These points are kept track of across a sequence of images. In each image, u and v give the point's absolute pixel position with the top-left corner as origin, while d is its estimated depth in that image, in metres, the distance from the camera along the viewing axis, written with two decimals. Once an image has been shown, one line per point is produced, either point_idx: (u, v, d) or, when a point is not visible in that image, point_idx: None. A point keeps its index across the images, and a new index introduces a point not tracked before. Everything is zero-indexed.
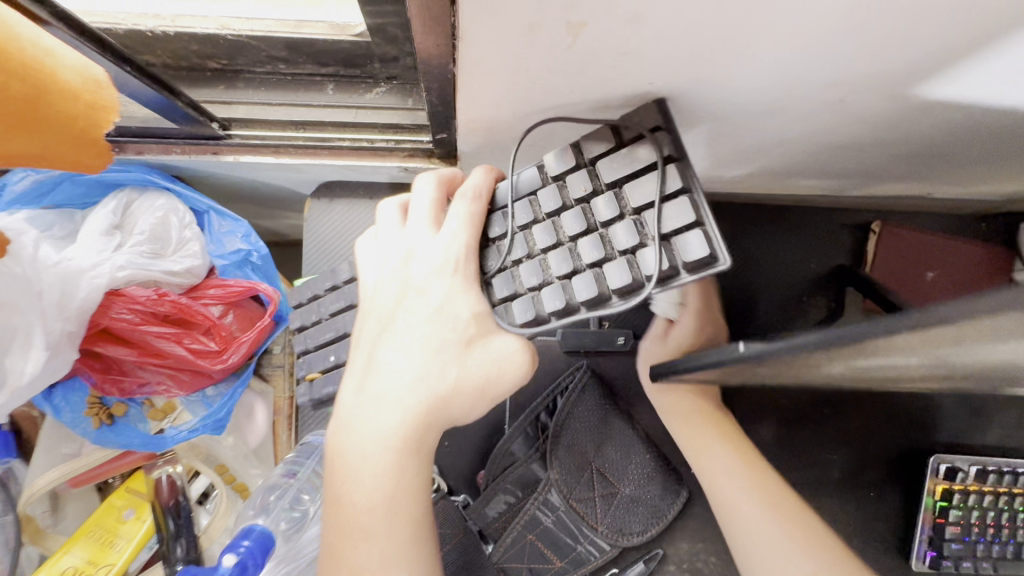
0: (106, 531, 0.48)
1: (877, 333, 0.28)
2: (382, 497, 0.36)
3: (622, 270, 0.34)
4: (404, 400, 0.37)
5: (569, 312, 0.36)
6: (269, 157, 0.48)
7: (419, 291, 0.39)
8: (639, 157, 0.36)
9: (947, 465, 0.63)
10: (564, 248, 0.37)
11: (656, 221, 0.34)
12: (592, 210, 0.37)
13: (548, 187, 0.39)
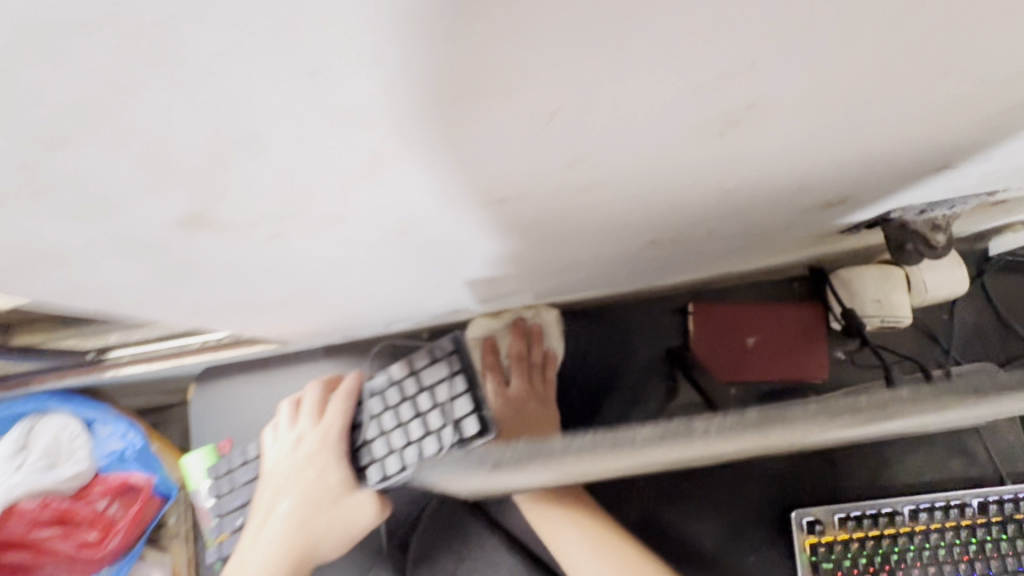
0: None
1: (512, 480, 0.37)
2: None
3: (434, 445, 0.55)
4: (279, 544, 0.57)
5: (399, 471, 0.56)
6: (142, 366, 0.59)
7: (307, 464, 0.60)
8: (443, 367, 0.57)
9: (809, 518, 0.67)
10: (402, 429, 0.57)
11: (454, 410, 0.55)
12: (419, 401, 0.57)
13: (393, 387, 0.59)
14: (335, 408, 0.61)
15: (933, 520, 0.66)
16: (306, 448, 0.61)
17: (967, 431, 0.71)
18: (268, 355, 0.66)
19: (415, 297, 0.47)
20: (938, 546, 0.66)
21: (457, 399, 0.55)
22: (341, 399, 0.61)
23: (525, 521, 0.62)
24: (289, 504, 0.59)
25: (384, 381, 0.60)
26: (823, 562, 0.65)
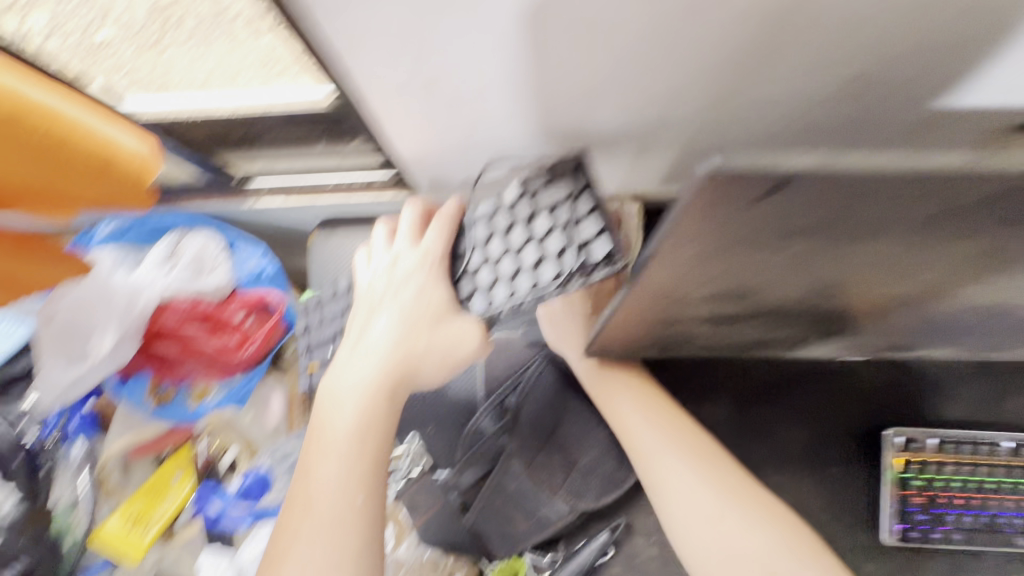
0: (158, 489, 0.59)
1: (684, 291, 0.37)
2: (354, 425, 0.50)
3: (552, 270, 0.46)
4: (382, 358, 0.52)
5: (506, 303, 0.49)
6: (279, 197, 0.63)
7: (408, 289, 0.53)
8: (563, 184, 0.48)
9: (905, 436, 0.65)
10: (511, 256, 0.49)
11: (579, 230, 0.45)
12: (534, 224, 0.48)
13: (498, 211, 0.50)
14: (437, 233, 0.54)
15: None
16: (409, 273, 0.54)
17: None
18: (390, 209, 0.68)
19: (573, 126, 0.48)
20: None
21: (582, 219, 0.46)
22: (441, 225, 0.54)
23: None
24: (388, 327, 0.53)
25: (487, 206, 0.52)
26: (913, 479, 0.64)
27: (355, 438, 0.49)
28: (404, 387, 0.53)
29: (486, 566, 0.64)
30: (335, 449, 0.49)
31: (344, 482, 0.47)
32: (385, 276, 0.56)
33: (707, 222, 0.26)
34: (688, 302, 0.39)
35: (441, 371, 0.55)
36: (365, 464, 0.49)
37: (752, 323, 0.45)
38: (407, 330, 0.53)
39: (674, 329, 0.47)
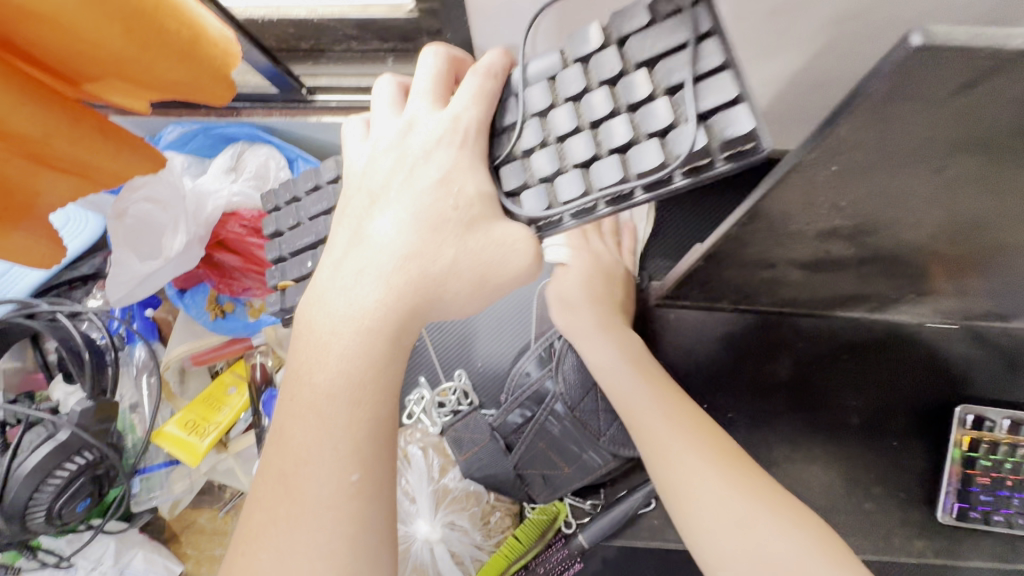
0: (215, 398, 0.58)
1: (799, 224, 0.34)
2: (343, 368, 0.37)
3: (653, 154, 0.34)
4: (389, 271, 0.38)
5: (574, 198, 0.37)
6: (342, 115, 0.60)
7: (420, 187, 0.39)
8: (676, 31, 0.35)
9: (976, 415, 0.62)
10: (586, 134, 0.37)
11: (694, 97, 0.33)
12: (623, 89, 0.36)
13: (569, 71, 0.38)
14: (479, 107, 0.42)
15: None
16: (424, 163, 0.40)
17: None
18: None
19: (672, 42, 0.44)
20: None
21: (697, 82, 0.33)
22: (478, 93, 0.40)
23: (670, 355, 0.66)
24: (397, 235, 0.39)
25: (550, 63, 0.39)
26: (979, 459, 0.62)
27: (337, 396, 0.37)
28: (416, 321, 0.39)
29: (527, 506, 0.64)
30: (315, 415, 0.37)
31: (332, 451, 0.36)
32: (394, 148, 0.41)
33: (882, 124, 0.23)
34: (799, 238, 0.36)
35: (469, 302, 0.40)
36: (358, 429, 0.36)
37: (855, 272, 0.42)
38: (415, 245, 0.38)
39: (766, 272, 0.44)
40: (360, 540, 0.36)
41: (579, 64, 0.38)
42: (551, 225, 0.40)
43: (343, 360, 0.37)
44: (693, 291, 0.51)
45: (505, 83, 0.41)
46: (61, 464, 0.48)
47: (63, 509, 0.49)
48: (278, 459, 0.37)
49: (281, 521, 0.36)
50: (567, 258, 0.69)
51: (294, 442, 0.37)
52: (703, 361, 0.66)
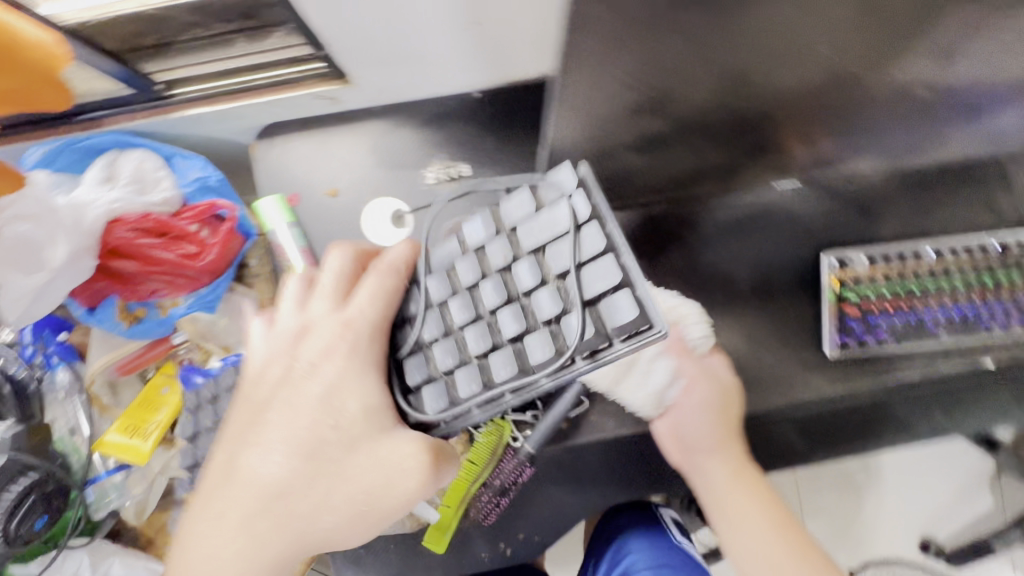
0: (149, 401, 0.60)
1: (606, 109, 0.39)
2: (238, 540, 0.45)
3: (537, 350, 0.43)
4: (263, 475, 0.45)
5: (470, 392, 0.44)
6: (206, 106, 0.62)
7: (312, 427, 0.46)
8: (552, 221, 0.44)
9: (839, 258, 0.72)
10: (475, 327, 0.46)
11: (545, 303, 0.43)
12: (494, 326, 0.45)
13: (465, 262, 0.47)
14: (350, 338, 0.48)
15: (961, 258, 0.72)
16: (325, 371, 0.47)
17: (995, 183, 0.74)
18: (327, 110, 0.68)
19: None
20: (966, 282, 0.72)
21: (567, 272, 0.43)
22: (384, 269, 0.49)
23: None
24: (279, 454, 0.46)
25: (452, 250, 0.48)
26: (848, 294, 0.72)
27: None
28: (311, 534, 0.45)
29: (475, 430, 0.70)
30: (215, 566, 0.44)
31: None
32: (285, 350, 0.50)
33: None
34: (614, 123, 0.41)
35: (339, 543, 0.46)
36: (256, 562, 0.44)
37: (682, 147, 0.47)
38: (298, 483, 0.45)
39: (613, 167, 0.49)
40: None
41: (477, 249, 0.47)
42: (460, 418, 0.46)
43: (241, 509, 0.45)
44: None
45: (400, 274, 0.49)
46: None
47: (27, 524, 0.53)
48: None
49: None
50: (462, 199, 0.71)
51: None
52: None
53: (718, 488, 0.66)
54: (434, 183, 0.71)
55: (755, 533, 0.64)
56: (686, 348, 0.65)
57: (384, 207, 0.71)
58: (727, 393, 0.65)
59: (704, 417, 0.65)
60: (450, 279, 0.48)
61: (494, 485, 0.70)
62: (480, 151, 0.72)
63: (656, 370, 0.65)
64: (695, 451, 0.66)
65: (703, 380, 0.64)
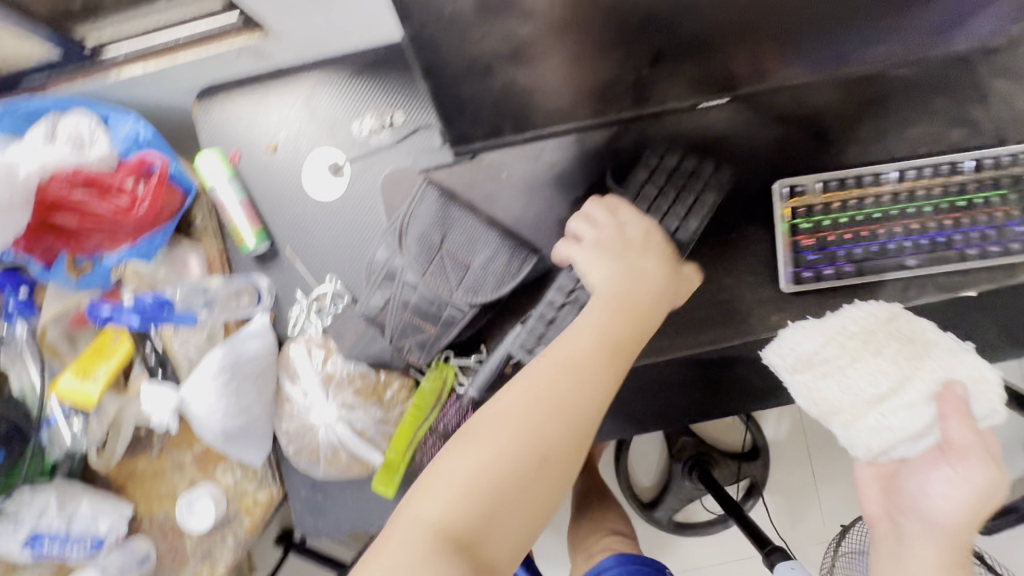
0: (99, 350, 0.64)
1: (455, 7, 0.38)
2: (593, 366, 0.49)
3: (709, 197, 0.66)
4: (612, 316, 0.52)
5: (692, 227, 0.65)
6: (138, 66, 0.63)
7: (596, 349, 0.50)
8: (671, 153, 0.67)
9: (790, 186, 0.67)
10: (677, 205, 0.65)
11: (714, 168, 0.68)
12: (692, 187, 0.66)
13: (641, 173, 0.67)
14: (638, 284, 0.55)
15: (947, 175, 0.66)
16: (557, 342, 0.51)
17: (971, 96, 0.68)
18: (260, 64, 0.69)
19: None
20: (944, 203, 0.67)
21: (707, 164, 0.68)
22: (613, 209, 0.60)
23: (516, 213, 0.71)
24: (595, 319, 0.52)
25: (637, 175, 0.67)
26: (801, 223, 0.68)
27: (594, 402, 0.48)
28: (602, 396, 0.48)
29: (421, 375, 0.70)
30: (556, 408, 0.47)
31: (543, 435, 0.46)
32: (594, 240, 0.58)
33: None
34: (472, 25, 0.40)
35: (551, 486, 0.46)
36: (553, 441, 0.46)
37: (569, 56, 0.46)
38: (590, 410, 0.48)
39: (499, 83, 0.47)
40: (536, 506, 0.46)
41: (639, 164, 0.68)
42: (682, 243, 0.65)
43: (575, 427, 0.47)
44: (472, 130, 0.54)
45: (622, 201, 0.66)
46: None
47: None
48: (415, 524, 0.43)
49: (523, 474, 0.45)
50: (399, 147, 0.72)
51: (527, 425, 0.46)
52: (544, 208, 0.71)
53: (938, 566, 0.53)
54: (370, 133, 0.72)
55: (915, 557, 0.54)
56: (966, 413, 0.53)
57: (324, 160, 0.72)
58: (1000, 484, 0.52)
59: (957, 499, 0.53)
60: (646, 173, 0.67)
61: (440, 431, 0.70)
62: (414, 97, 0.71)
63: (902, 414, 0.54)
64: (915, 514, 0.55)
65: (977, 455, 0.52)
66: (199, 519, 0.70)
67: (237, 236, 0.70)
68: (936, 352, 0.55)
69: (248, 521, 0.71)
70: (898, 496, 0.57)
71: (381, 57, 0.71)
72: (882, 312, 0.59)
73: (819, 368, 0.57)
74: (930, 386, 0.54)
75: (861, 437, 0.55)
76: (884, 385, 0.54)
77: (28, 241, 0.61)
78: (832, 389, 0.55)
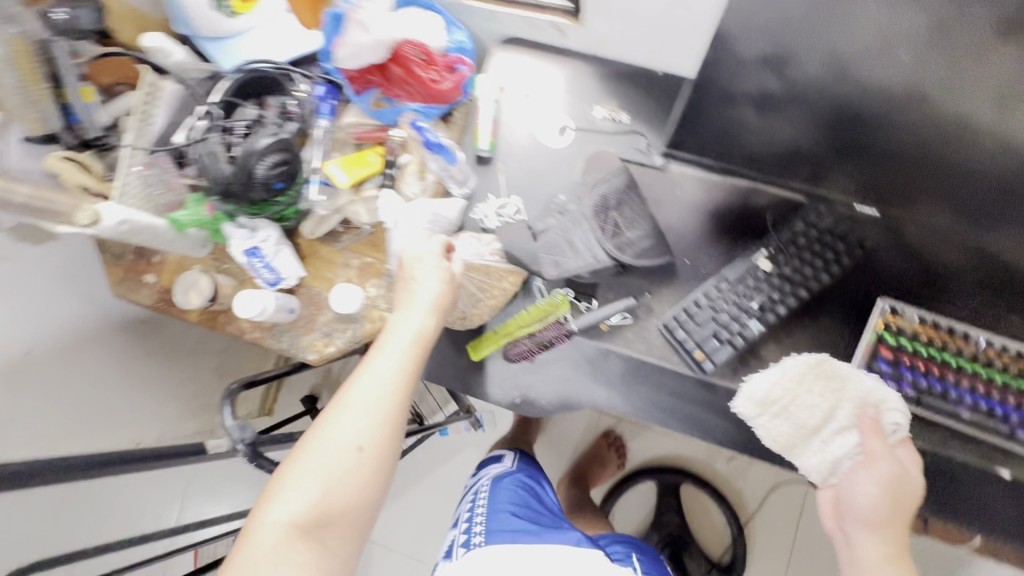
0: (360, 158, 0.88)
1: (743, 51, 0.58)
2: (380, 405, 0.71)
3: (846, 255, 0.83)
4: (401, 362, 0.74)
5: (822, 276, 0.83)
6: (485, 4, 0.90)
7: (391, 401, 0.71)
8: (827, 213, 0.83)
9: (892, 305, 0.81)
10: (815, 255, 0.84)
11: (861, 234, 0.83)
12: (835, 245, 0.83)
13: (795, 222, 0.84)
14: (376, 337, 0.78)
15: None
16: (362, 388, 0.71)
17: None
18: (554, 40, 0.95)
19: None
20: (1016, 384, 0.76)
21: (857, 230, 0.83)
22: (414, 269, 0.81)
23: (669, 223, 0.90)
24: (388, 370, 0.73)
25: (791, 225, 0.85)
26: (887, 337, 0.80)
27: (369, 443, 0.69)
28: (383, 438, 0.70)
29: (540, 295, 0.91)
30: (348, 427, 0.69)
31: (339, 454, 0.68)
32: (435, 271, 0.81)
33: None
34: (745, 67, 0.60)
35: (365, 489, 0.68)
36: (339, 468, 0.67)
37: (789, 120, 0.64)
38: (381, 457, 0.70)
39: (731, 116, 0.67)
40: (338, 505, 0.66)
41: (796, 212, 0.85)
42: (810, 286, 0.83)
43: (372, 465, 0.69)
44: (687, 136, 0.74)
45: (766, 237, 0.86)
46: (274, 151, 0.80)
47: (259, 176, 0.79)
48: (271, 522, 0.64)
49: (315, 488, 0.66)
50: (613, 137, 0.94)
51: (316, 442, 0.68)
52: (691, 229, 0.89)
53: (875, 549, 0.75)
54: (599, 119, 0.95)
55: (868, 548, 0.76)
56: (878, 432, 0.78)
57: (558, 121, 0.95)
58: (905, 479, 0.75)
59: (877, 491, 0.76)
60: (800, 223, 0.84)
61: (535, 337, 0.88)
62: (642, 111, 0.94)
63: (837, 440, 0.81)
64: (852, 517, 0.78)
65: (882, 459, 0.76)
66: (341, 302, 0.90)
67: (477, 136, 0.94)
68: (852, 386, 0.79)
69: (368, 327, 0.93)
70: (838, 511, 0.81)
71: (634, 75, 0.94)
72: (808, 363, 0.82)
73: (773, 410, 0.82)
74: (850, 420, 0.80)
75: (813, 462, 0.82)
76: (818, 416, 0.81)
77: (364, 73, 0.88)
78: (784, 427, 0.82)
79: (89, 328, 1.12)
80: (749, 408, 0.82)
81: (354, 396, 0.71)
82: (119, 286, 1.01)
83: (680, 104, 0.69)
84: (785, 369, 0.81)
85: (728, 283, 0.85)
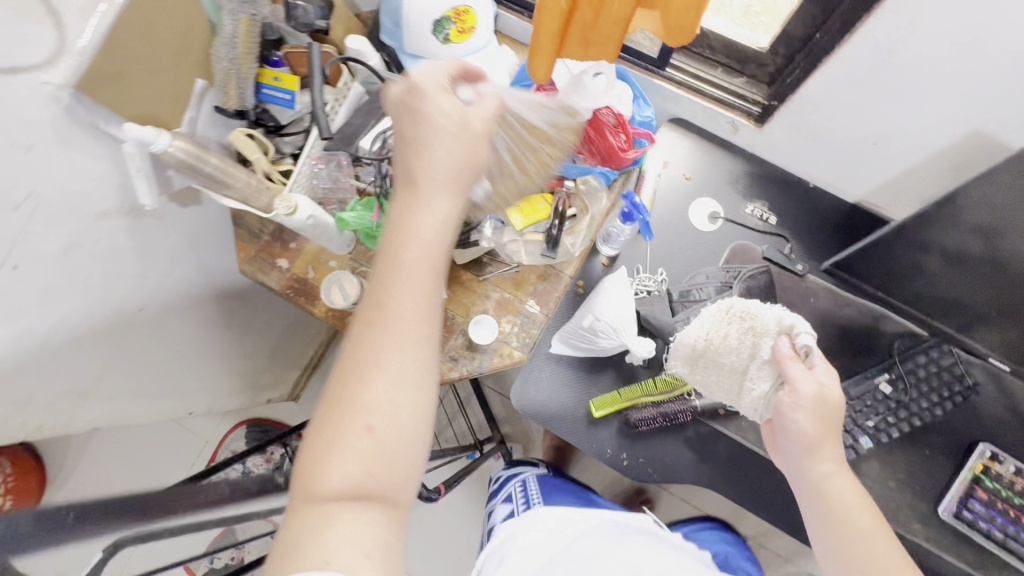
0: (533, 204, 0.91)
1: (963, 217, 0.64)
2: (410, 343, 0.59)
3: (961, 397, 0.89)
4: (422, 285, 0.62)
5: (936, 411, 0.89)
6: (675, 87, 0.96)
7: (415, 321, 0.60)
8: (949, 355, 0.91)
9: (994, 451, 0.88)
10: (933, 391, 0.90)
11: (977, 382, 0.90)
12: (954, 387, 0.89)
13: (919, 355, 0.91)
14: (384, 243, 0.64)
15: None
16: (387, 318, 0.60)
17: None
18: (724, 133, 1.01)
19: (907, 125, 0.78)
20: None
21: (974, 379, 0.90)
22: (414, 141, 0.65)
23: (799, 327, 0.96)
24: (411, 296, 0.61)
25: (915, 357, 0.92)
26: (986, 480, 0.87)
27: (410, 384, 0.58)
28: (420, 371, 0.59)
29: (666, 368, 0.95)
30: (388, 380, 0.57)
31: (382, 411, 0.56)
32: (450, 118, 0.65)
33: None
34: (956, 229, 0.66)
35: (412, 437, 0.58)
36: (386, 420, 0.56)
37: (973, 279, 0.71)
38: (416, 382, 0.59)
39: (916, 259, 0.73)
40: (391, 464, 0.56)
41: (922, 347, 0.92)
42: (921, 418, 0.90)
43: (406, 397, 0.58)
44: (858, 263, 0.81)
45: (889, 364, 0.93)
46: None
47: None
48: (321, 506, 0.52)
49: (364, 454, 0.55)
50: (759, 234, 1.00)
51: (349, 405, 0.56)
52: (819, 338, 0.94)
53: (819, 483, 0.71)
54: (749, 215, 1.01)
55: (850, 501, 0.70)
56: (795, 358, 0.73)
57: (710, 208, 1.01)
58: (825, 397, 0.71)
59: (806, 415, 0.71)
60: (922, 358, 0.91)
61: (661, 408, 0.92)
62: (792, 217, 1.00)
63: (761, 372, 0.77)
64: (786, 437, 0.74)
65: (813, 389, 0.71)
66: (478, 332, 0.94)
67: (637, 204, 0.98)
68: (762, 320, 0.76)
69: (495, 361, 0.95)
70: (779, 442, 0.75)
71: (789, 182, 1.01)
72: (722, 311, 0.81)
73: (700, 363, 0.82)
74: (766, 352, 0.76)
75: (749, 403, 0.79)
76: (738, 361, 0.79)
77: None
78: (714, 375, 0.82)
79: (191, 293, 1.10)
80: (681, 365, 0.84)
81: (376, 338, 0.59)
82: (248, 263, 1.00)
83: (869, 239, 0.77)
84: (702, 321, 0.81)
85: (846, 397, 0.92)
